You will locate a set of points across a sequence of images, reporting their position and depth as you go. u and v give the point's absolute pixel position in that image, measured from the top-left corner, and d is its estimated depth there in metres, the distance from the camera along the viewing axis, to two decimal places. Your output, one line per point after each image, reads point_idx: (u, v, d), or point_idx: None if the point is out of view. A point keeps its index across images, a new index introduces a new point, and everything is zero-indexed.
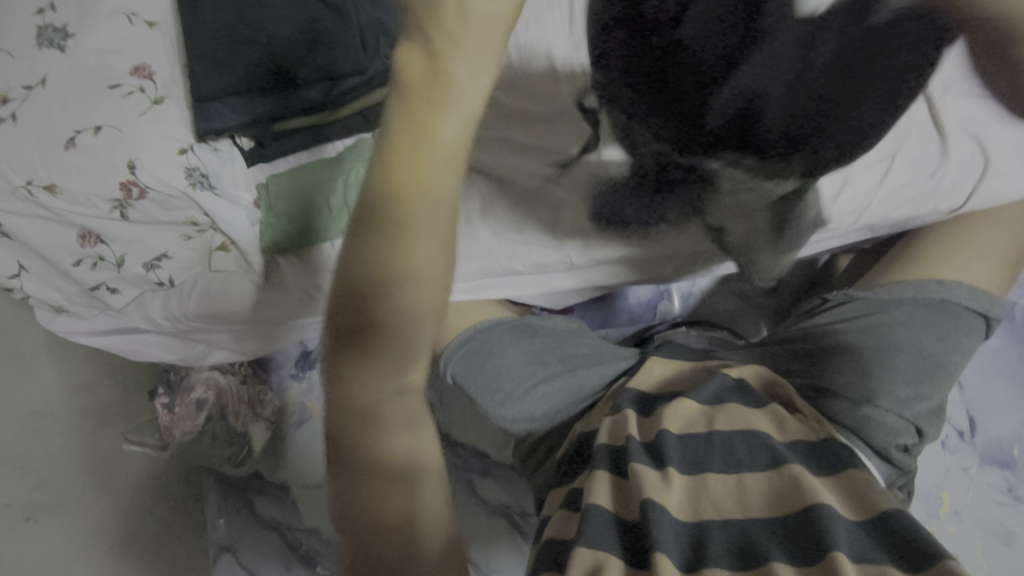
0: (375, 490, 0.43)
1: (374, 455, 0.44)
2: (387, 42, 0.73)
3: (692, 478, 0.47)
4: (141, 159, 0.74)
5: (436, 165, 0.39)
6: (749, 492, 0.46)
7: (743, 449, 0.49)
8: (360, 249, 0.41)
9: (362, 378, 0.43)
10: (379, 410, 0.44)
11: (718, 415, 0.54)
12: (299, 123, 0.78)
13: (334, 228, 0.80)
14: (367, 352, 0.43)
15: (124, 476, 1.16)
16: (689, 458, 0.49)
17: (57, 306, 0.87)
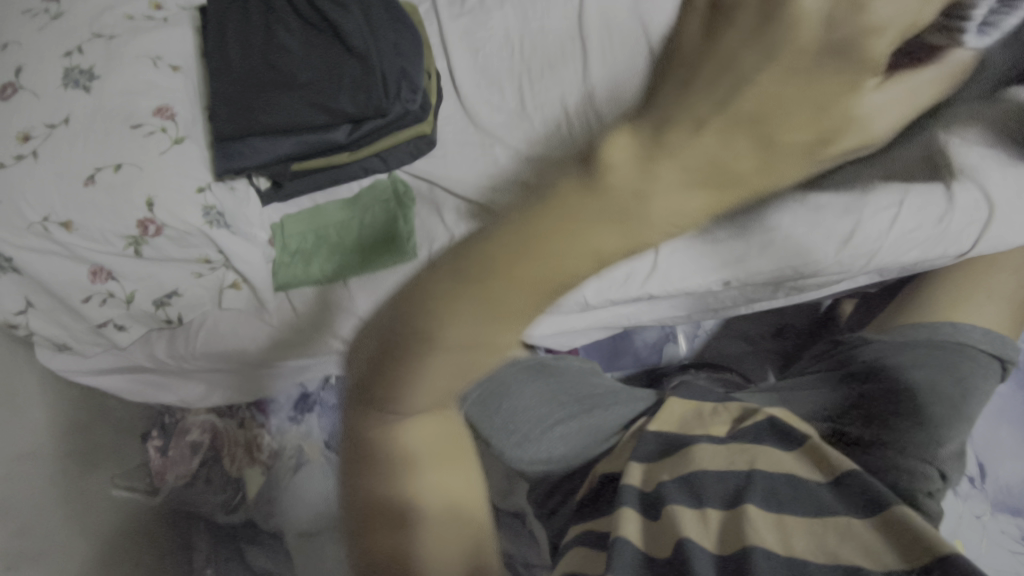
0: (394, 537, 0.40)
1: (372, 499, 0.41)
2: (409, 87, 0.75)
3: (731, 511, 0.48)
4: (160, 197, 0.74)
5: (713, 104, 0.24)
6: (790, 527, 0.46)
7: (788, 493, 0.50)
8: (411, 315, 0.30)
9: (368, 419, 0.38)
10: (399, 446, 0.39)
11: (758, 456, 0.55)
12: (317, 164, 0.78)
13: (347, 268, 0.80)
14: (371, 394, 0.36)
15: (107, 522, 1.15)
16: (728, 498, 0.51)
17: (60, 343, 0.85)
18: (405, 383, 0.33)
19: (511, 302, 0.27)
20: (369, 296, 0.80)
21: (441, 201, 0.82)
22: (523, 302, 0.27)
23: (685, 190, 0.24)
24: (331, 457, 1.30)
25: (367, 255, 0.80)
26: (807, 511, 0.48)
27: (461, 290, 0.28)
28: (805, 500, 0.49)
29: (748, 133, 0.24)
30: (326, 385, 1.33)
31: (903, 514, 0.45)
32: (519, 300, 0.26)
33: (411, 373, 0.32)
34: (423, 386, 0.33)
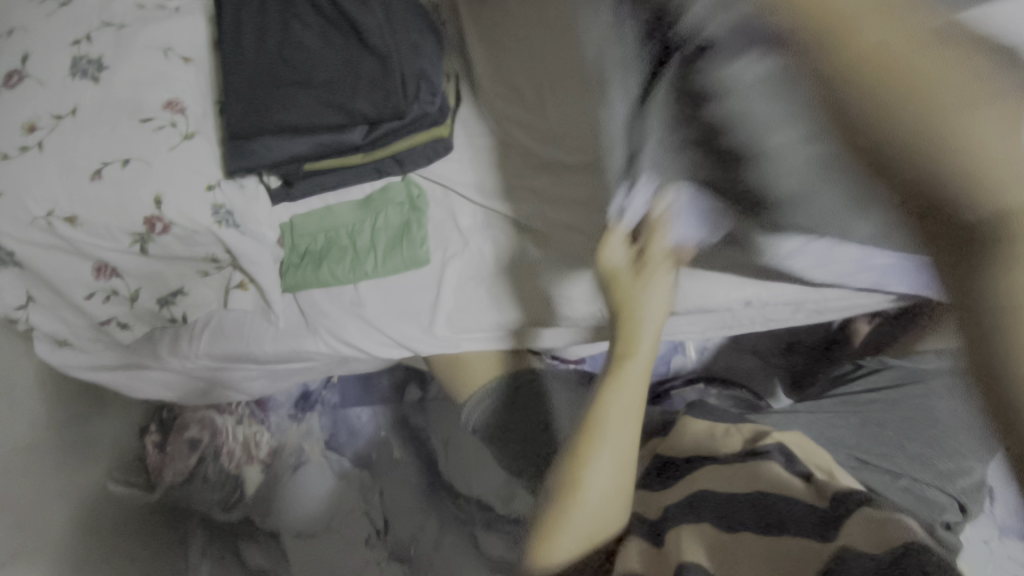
0: (565, 543, 0.55)
1: (559, 520, 0.56)
2: (428, 90, 0.73)
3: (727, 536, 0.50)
4: (169, 193, 0.72)
5: (653, 291, 0.62)
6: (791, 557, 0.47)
7: (782, 507, 0.52)
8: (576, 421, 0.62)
9: (566, 478, 0.57)
10: (593, 499, 0.55)
11: (756, 472, 0.56)
12: (329, 164, 0.76)
13: (356, 273, 0.78)
14: (573, 454, 0.58)
15: (106, 517, 1.14)
16: (725, 516, 0.52)
17: (60, 339, 0.83)
18: (574, 449, 0.58)
19: (623, 409, 0.59)
20: (378, 301, 0.78)
21: (455, 206, 0.79)
22: (616, 404, 0.59)
23: (651, 322, 0.62)
24: (331, 456, 1.29)
25: (378, 258, 0.78)
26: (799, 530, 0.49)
27: (608, 429, 0.57)
28: (798, 515, 0.51)
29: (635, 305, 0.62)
30: (330, 384, 1.36)
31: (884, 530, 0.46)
32: (608, 404, 0.59)
33: (608, 462, 0.56)
34: (586, 466, 0.56)
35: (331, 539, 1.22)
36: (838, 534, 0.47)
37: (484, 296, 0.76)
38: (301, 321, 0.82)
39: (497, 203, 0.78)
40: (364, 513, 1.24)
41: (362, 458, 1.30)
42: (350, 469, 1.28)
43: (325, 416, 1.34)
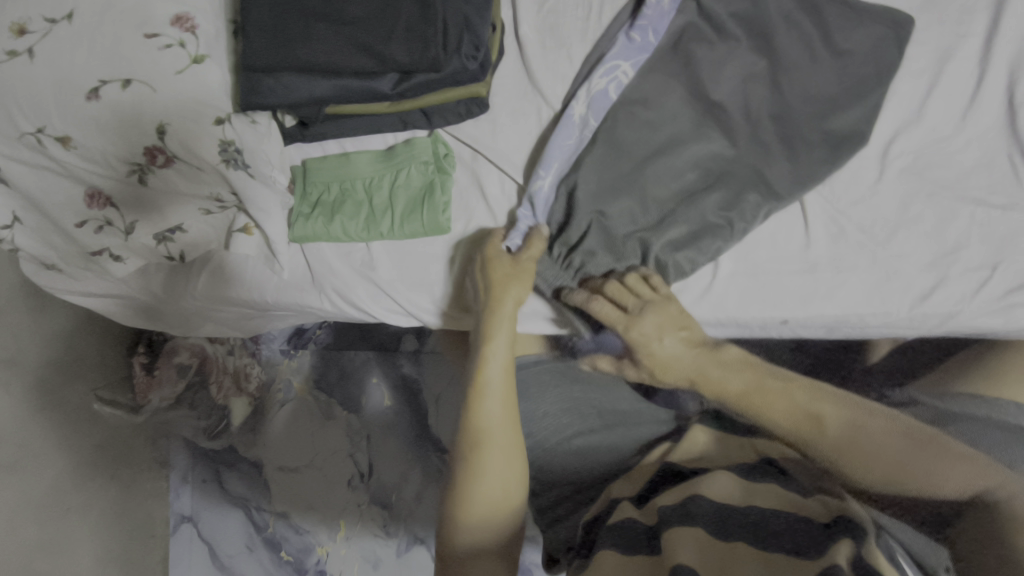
0: (452, 527, 0.56)
1: (461, 503, 0.56)
2: (472, 42, 0.65)
3: (722, 543, 0.51)
4: (174, 124, 0.66)
5: (519, 284, 0.66)
6: (778, 565, 0.49)
7: (776, 524, 0.53)
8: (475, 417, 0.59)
9: (460, 476, 0.57)
10: (485, 491, 0.56)
11: (756, 492, 0.57)
12: (352, 110, 0.69)
13: (369, 231, 0.73)
14: (472, 454, 0.57)
15: (92, 435, 1.14)
16: (719, 527, 0.53)
17: (48, 263, 0.78)
18: (469, 442, 0.58)
19: (507, 386, 0.61)
20: (388, 266, 0.74)
21: (483, 172, 0.73)
22: (495, 381, 0.61)
23: (513, 292, 0.66)
24: (319, 397, 1.28)
25: (396, 220, 0.72)
26: (787, 544, 0.50)
27: (489, 394, 0.60)
28: (791, 533, 0.51)
29: (519, 285, 0.66)
30: (325, 324, 1.29)
31: (839, 553, 0.48)
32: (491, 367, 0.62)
33: (490, 422, 0.58)
34: (478, 458, 0.57)
35: (313, 476, 1.25)
36: (829, 555, 0.48)
37: None
38: (306, 274, 0.77)
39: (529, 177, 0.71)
40: (349, 455, 1.25)
41: (352, 403, 1.27)
42: (340, 411, 1.27)
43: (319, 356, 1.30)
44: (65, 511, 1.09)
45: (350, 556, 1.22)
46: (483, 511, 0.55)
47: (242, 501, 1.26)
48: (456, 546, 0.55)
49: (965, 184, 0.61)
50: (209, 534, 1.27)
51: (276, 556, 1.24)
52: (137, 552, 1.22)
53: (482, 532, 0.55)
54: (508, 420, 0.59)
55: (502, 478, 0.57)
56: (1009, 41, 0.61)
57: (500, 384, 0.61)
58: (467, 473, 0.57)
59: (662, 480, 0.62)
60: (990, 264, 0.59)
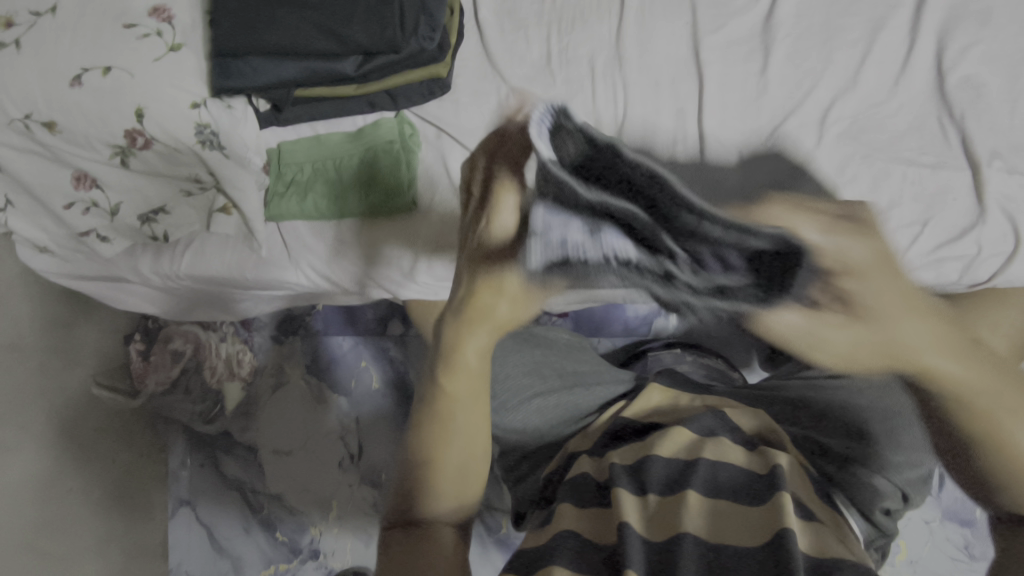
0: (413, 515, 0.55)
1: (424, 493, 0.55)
2: (428, 23, 0.69)
3: (670, 494, 0.50)
4: (152, 108, 0.70)
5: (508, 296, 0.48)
6: (725, 512, 0.48)
7: (726, 477, 0.52)
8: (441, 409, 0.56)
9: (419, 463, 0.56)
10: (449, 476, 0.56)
11: (709, 444, 0.57)
12: (321, 92, 0.74)
13: (340, 208, 0.77)
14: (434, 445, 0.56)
15: (91, 419, 1.19)
16: (668, 479, 0.52)
17: (41, 245, 0.83)
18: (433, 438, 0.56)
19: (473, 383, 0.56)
20: (357, 240, 0.78)
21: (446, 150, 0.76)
22: (461, 384, 0.55)
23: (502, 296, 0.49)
24: (312, 381, 1.32)
25: (364, 197, 0.76)
26: (735, 495, 0.50)
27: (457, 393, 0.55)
28: (740, 486, 0.51)
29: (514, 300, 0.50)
30: (315, 312, 1.33)
31: (784, 504, 0.47)
32: (461, 362, 0.54)
33: (459, 417, 0.56)
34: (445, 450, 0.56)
35: (306, 458, 1.30)
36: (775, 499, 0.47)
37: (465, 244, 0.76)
38: (284, 252, 0.81)
39: None
40: (340, 438, 1.29)
41: (342, 387, 1.31)
42: (331, 395, 1.31)
43: (309, 342, 1.34)
44: (65, 492, 1.13)
45: (342, 536, 1.26)
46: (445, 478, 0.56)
47: (239, 484, 1.30)
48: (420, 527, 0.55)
49: (897, 147, 0.65)
50: (207, 517, 1.31)
51: (271, 537, 1.28)
52: (137, 534, 1.26)
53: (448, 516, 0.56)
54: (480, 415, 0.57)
55: (465, 459, 0.56)
56: (933, 13, 0.65)
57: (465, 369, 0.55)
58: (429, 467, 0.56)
59: (615, 438, 0.63)
60: (921, 220, 0.63)
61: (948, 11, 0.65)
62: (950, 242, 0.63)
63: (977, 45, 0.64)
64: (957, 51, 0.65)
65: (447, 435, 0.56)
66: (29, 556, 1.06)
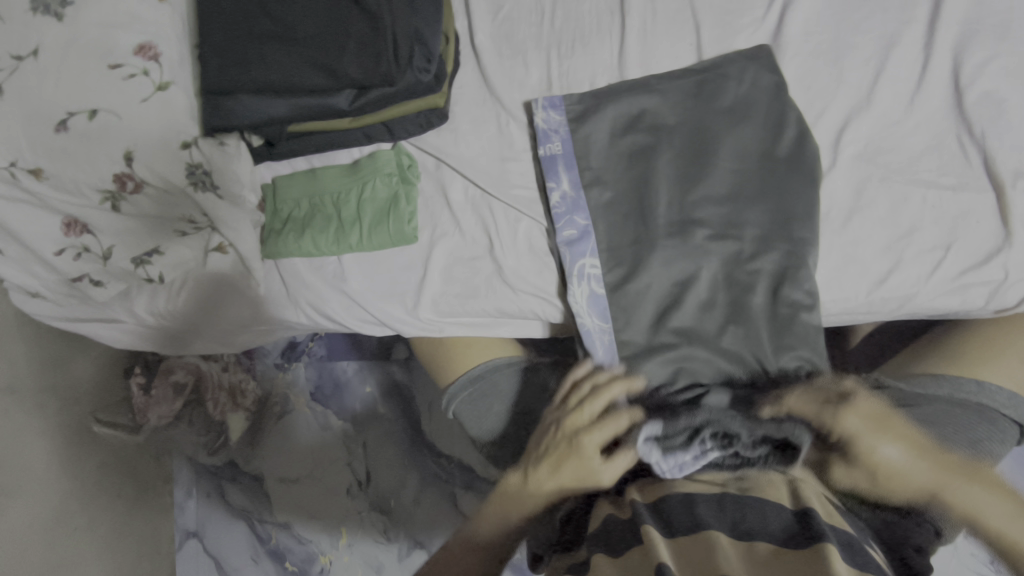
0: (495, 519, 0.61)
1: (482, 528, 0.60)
2: (423, 55, 0.67)
3: (700, 538, 0.46)
4: (141, 149, 0.68)
5: (533, 495, 0.59)
6: (760, 552, 0.44)
7: (757, 514, 0.48)
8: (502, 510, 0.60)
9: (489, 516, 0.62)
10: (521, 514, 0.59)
11: (736, 479, 0.53)
12: (314, 126, 0.71)
13: (338, 243, 0.74)
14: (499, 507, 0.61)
15: (93, 456, 1.17)
16: (695, 520, 0.48)
17: (33, 292, 0.81)
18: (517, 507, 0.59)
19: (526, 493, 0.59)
20: (356, 275, 0.75)
21: (446, 180, 0.74)
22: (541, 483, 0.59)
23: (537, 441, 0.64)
24: (315, 408, 1.30)
25: (363, 232, 0.73)
26: (770, 534, 0.45)
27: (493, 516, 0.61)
28: (775, 522, 0.47)
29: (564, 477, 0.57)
30: (317, 337, 1.32)
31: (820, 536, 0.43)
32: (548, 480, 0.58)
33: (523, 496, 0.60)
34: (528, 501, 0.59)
35: (313, 486, 1.27)
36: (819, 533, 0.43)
37: (468, 276, 0.73)
38: (282, 289, 0.79)
39: (490, 181, 0.72)
40: (347, 464, 1.27)
41: (347, 411, 1.29)
42: (336, 421, 1.30)
43: (312, 366, 1.33)
44: (71, 531, 1.12)
45: (351, 563, 1.23)
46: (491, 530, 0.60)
47: (246, 514, 1.28)
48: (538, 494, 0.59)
49: (915, 168, 0.62)
50: (217, 550, 1.29)
51: (280, 566, 1.26)
52: (145, 567, 1.25)
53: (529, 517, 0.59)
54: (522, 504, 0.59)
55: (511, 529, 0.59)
56: (950, 26, 0.63)
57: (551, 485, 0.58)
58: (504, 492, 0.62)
59: (635, 474, 0.59)
60: (943, 244, 0.61)
61: (964, 24, 0.63)
62: (975, 267, 0.60)
63: (995, 60, 0.61)
64: (976, 66, 0.62)
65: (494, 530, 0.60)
66: None
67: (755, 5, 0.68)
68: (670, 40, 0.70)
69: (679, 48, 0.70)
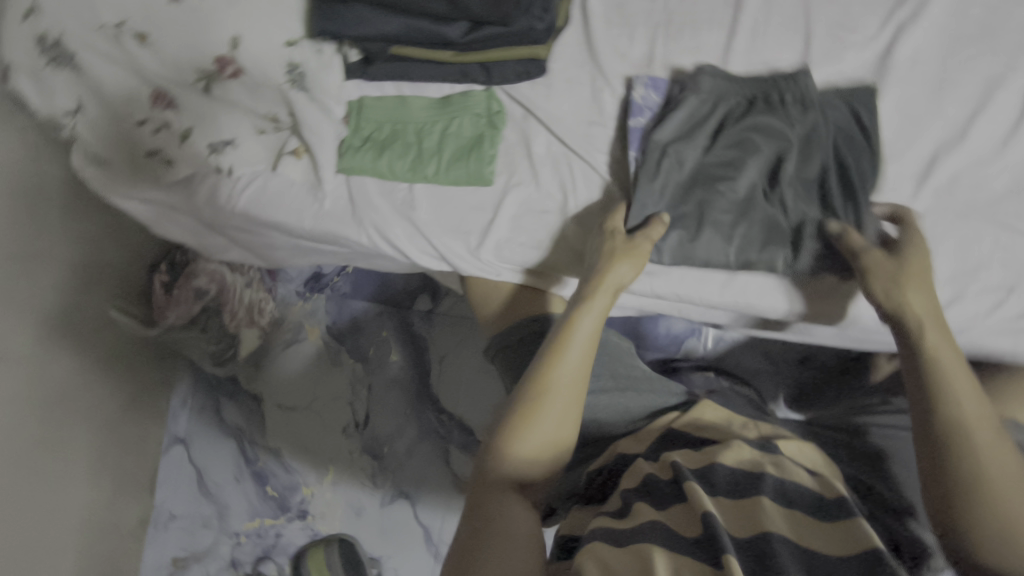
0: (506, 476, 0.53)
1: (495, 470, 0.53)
2: (542, 5, 0.69)
3: (743, 500, 0.51)
4: (247, 37, 0.71)
5: (545, 427, 0.55)
6: (799, 520, 0.49)
7: (793, 489, 0.53)
8: (510, 451, 0.54)
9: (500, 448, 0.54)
10: (524, 463, 0.54)
11: (774, 465, 0.55)
12: (417, 52, 0.72)
13: (414, 170, 0.75)
14: (517, 433, 0.54)
15: (102, 341, 1.15)
16: (736, 484, 0.53)
17: (97, 158, 0.80)
18: (523, 430, 0.54)
19: (559, 417, 0.55)
20: (426, 209, 0.76)
21: (532, 133, 0.75)
22: (556, 397, 0.56)
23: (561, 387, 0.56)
24: (329, 342, 1.31)
25: (442, 165, 0.74)
26: (805, 505, 0.51)
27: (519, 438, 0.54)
28: (808, 496, 0.52)
29: (564, 401, 0.56)
30: (344, 272, 1.32)
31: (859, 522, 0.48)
32: (554, 395, 0.56)
33: (547, 426, 0.55)
34: (526, 450, 0.54)
35: (311, 419, 1.28)
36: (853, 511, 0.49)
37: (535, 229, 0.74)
38: (348, 209, 0.78)
39: (577, 141, 0.74)
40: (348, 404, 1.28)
41: (361, 353, 1.30)
42: (346, 360, 1.30)
43: (333, 302, 1.33)
44: (71, 411, 1.09)
45: (333, 501, 1.25)
46: (523, 467, 0.53)
47: (237, 432, 1.29)
48: (545, 417, 0.55)
49: (994, 210, 0.64)
50: (201, 461, 1.30)
51: (261, 490, 1.26)
52: (129, 464, 1.23)
53: (532, 462, 0.54)
54: (555, 432, 0.55)
55: (529, 469, 0.54)
56: None
57: (568, 389, 0.56)
58: (520, 420, 0.55)
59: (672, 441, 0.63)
60: (1007, 286, 0.63)
61: None
62: None
63: None
64: None
65: (518, 457, 0.54)
66: (26, 471, 1.00)
67: (870, 24, 0.70)
68: (781, 39, 0.71)
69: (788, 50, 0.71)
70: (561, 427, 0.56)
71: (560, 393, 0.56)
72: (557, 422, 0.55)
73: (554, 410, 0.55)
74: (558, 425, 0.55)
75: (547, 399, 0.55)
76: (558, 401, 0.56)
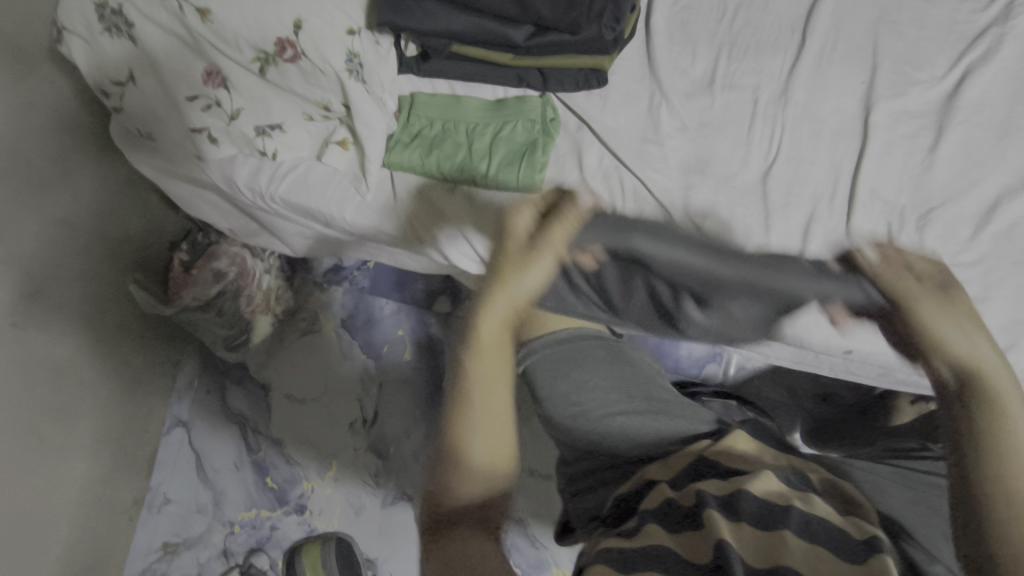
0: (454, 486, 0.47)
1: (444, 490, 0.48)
2: (614, 17, 0.69)
3: (767, 534, 0.46)
4: (311, 22, 0.68)
5: (479, 411, 0.50)
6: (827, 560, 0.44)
7: (824, 527, 0.47)
8: (452, 459, 0.49)
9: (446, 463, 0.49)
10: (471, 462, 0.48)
11: (801, 500, 0.51)
12: (478, 53, 0.72)
13: (462, 169, 0.74)
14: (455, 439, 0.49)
15: (114, 315, 1.12)
16: (762, 516, 0.48)
17: (141, 130, 0.78)
18: (460, 431, 0.50)
19: (495, 404, 0.51)
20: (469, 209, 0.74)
21: (584, 142, 0.74)
22: (482, 384, 0.51)
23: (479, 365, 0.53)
24: (344, 335, 1.30)
25: (492, 166, 0.73)
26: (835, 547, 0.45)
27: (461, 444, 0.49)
28: (841, 538, 0.46)
29: (496, 382, 0.52)
30: (365, 267, 1.32)
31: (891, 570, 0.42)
32: (481, 383, 0.51)
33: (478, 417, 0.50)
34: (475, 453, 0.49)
35: (318, 412, 1.27)
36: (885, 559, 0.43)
37: None
38: (390, 203, 0.77)
39: (631, 154, 0.73)
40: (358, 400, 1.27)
41: (374, 349, 1.29)
42: (359, 353, 1.30)
43: (351, 295, 1.32)
44: (77, 382, 1.05)
45: (334, 497, 1.21)
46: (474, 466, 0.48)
47: (240, 420, 1.26)
48: (474, 405, 0.51)
49: None
50: (201, 445, 1.24)
51: (260, 481, 1.23)
52: (134, 439, 1.18)
53: (475, 455, 0.49)
54: (492, 416, 0.50)
55: (474, 466, 0.48)
56: None
57: (490, 367, 0.52)
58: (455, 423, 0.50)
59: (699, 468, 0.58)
60: None
61: None
62: None
63: None
64: None
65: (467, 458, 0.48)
66: (27, 442, 0.96)
67: (936, 64, 0.70)
68: (842, 73, 0.72)
69: (848, 83, 0.72)
70: (496, 411, 0.51)
71: (486, 372, 0.52)
72: (489, 402, 0.51)
73: (483, 397, 0.51)
74: (495, 409, 0.51)
75: (470, 385, 0.51)
76: (482, 384, 0.51)
